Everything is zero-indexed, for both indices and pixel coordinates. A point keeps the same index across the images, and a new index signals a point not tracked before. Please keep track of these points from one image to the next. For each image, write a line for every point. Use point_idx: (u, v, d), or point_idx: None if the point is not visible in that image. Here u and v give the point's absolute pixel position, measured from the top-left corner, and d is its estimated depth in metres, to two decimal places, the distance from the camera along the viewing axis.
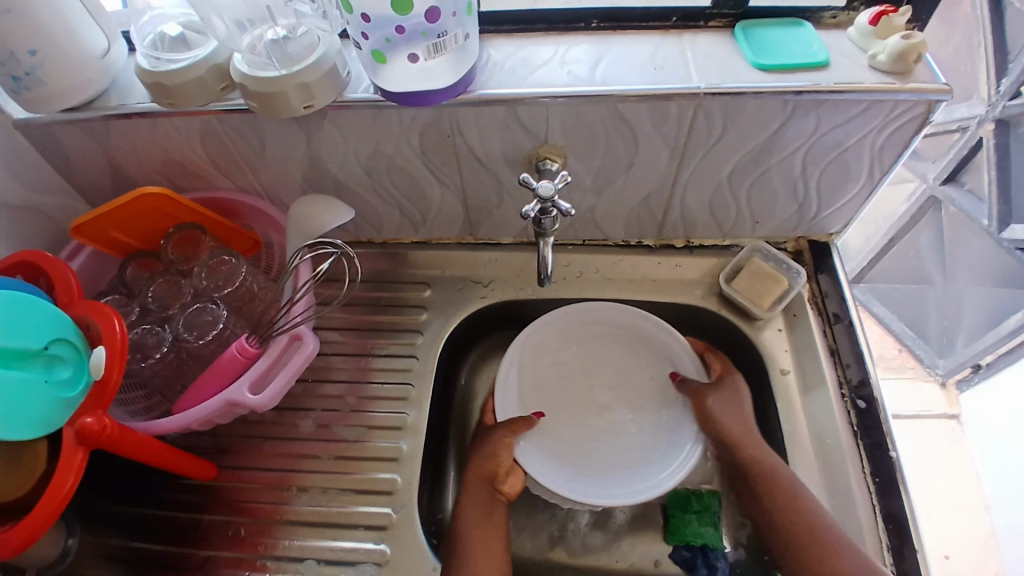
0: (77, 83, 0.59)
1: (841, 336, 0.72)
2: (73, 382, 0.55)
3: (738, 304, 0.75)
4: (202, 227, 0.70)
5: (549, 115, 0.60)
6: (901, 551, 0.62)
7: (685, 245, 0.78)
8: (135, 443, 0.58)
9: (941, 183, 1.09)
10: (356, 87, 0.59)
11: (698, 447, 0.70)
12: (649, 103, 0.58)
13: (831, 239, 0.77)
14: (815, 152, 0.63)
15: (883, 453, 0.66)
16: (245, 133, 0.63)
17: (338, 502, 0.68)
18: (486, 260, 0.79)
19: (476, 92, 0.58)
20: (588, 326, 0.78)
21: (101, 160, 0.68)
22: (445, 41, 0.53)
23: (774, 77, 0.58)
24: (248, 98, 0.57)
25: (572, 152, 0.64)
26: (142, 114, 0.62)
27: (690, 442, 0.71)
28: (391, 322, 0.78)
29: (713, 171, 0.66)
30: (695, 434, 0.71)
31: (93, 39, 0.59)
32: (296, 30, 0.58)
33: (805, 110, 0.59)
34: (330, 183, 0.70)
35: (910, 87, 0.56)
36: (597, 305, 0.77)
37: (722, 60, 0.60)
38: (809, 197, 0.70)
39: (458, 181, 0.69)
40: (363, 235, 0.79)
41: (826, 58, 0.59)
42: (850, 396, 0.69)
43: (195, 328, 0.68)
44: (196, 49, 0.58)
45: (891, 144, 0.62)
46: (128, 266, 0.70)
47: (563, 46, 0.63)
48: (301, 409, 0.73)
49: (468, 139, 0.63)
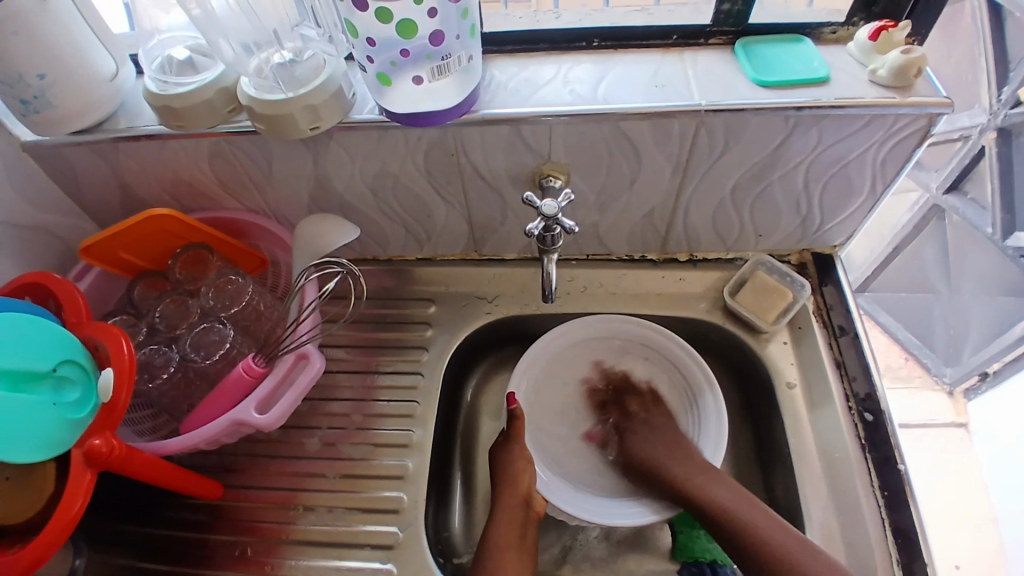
0: (83, 105, 0.60)
1: (847, 349, 0.72)
2: (80, 404, 0.55)
3: (743, 318, 0.75)
4: (210, 247, 0.71)
5: (552, 133, 0.60)
6: (911, 566, 0.61)
7: (689, 258, 0.78)
8: (143, 463, 0.58)
9: (943, 192, 1.09)
10: (361, 108, 0.60)
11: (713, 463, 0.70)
12: (651, 120, 0.59)
13: (834, 251, 0.77)
14: (817, 166, 0.64)
15: (891, 466, 0.66)
16: (251, 153, 0.64)
17: (344, 521, 0.68)
18: (491, 275, 0.80)
19: (480, 112, 0.59)
20: (597, 340, 0.78)
21: (109, 181, 0.69)
22: (450, 63, 0.54)
23: (775, 93, 0.58)
24: (255, 119, 0.58)
25: (575, 169, 0.65)
26: (150, 136, 0.62)
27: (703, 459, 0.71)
28: (396, 339, 0.78)
29: (716, 187, 0.67)
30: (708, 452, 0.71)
31: (101, 62, 0.60)
32: (302, 53, 0.59)
33: (807, 126, 0.59)
34: (335, 202, 0.71)
35: (911, 101, 0.57)
36: (615, 318, 0.77)
37: (723, 77, 0.61)
38: (813, 210, 0.70)
39: (462, 199, 0.70)
40: (368, 252, 0.80)
41: (827, 74, 0.59)
42: (857, 409, 0.69)
43: (202, 347, 0.68)
44: (203, 73, 0.59)
45: (893, 157, 0.62)
46: (136, 286, 0.71)
47: (566, 65, 0.64)
48: (307, 428, 0.73)
49: (472, 157, 0.63)
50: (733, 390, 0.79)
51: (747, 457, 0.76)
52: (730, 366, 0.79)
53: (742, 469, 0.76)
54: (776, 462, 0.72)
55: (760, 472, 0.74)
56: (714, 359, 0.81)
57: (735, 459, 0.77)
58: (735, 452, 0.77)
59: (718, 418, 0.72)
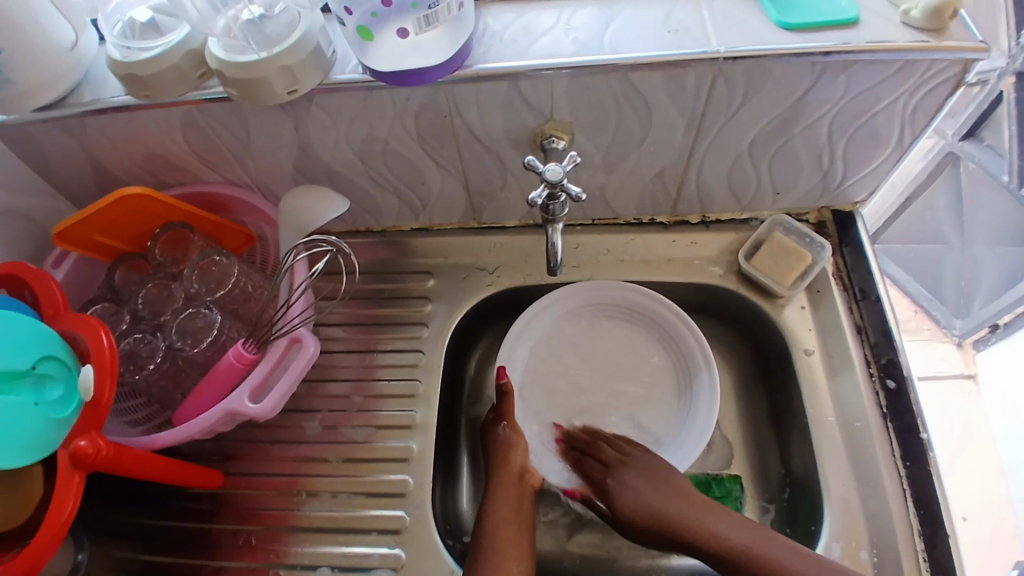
0: (48, 78, 0.55)
1: (868, 312, 0.69)
2: (64, 402, 0.52)
3: (757, 282, 0.71)
4: (190, 226, 0.66)
5: (554, 89, 0.55)
6: (934, 537, 0.59)
7: (701, 220, 0.74)
8: (133, 459, 0.55)
9: (960, 139, 1.03)
10: (342, 68, 0.55)
11: (709, 410, 0.68)
12: (664, 70, 0.53)
13: (855, 208, 0.73)
14: (842, 118, 0.59)
15: (913, 435, 0.63)
16: (228, 123, 0.59)
17: (349, 506, 0.66)
18: (491, 245, 0.76)
19: (473, 67, 0.53)
20: (574, 321, 0.75)
21: (81, 159, 0.64)
22: (437, 12, 0.49)
23: (800, 36, 0.53)
24: (226, 85, 0.53)
25: (580, 128, 0.60)
26: (118, 108, 0.57)
27: (702, 409, 0.68)
28: (394, 316, 0.74)
29: (732, 142, 0.62)
30: (709, 397, 0.68)
31: (60, 31, 0.54)
32: (274, 7, 0.52)
33: (835, 72, 0.54)
34: (322, 172, 0.66)
35: (946, 46, 0.52)
36: (584, 290, 0.73)
37: (741, 20, 0.55)
38: (835, 165, 0.65)
39: (458, 164, 0.65)
40: (360, 224, 0.75)
41: (857, 15, 0.53)
42: (878, 375, 0.66)
43: (187, 334, 0.65)
44: (169, 34, 0.53)
45: (924, 106, 0.58)
46: (116, 270, 0.66)
47: (567, 10, 0.57)
48: (306, 411, 0.70)
49: (468, 119, 0.58)
50: (743, 355, 0.76)
51: (761, 425, 0.73)
52: (744, 333, 0.75)
53: (757, 437, 0.73)
54: (793, 429, 0.69)
55: (775, 441, 0.72)
56: (727, 325, 0.77)
57: (750, 426, 0.74)
58: (751, 421, 0.74)
59: (708, 372, 0.69)
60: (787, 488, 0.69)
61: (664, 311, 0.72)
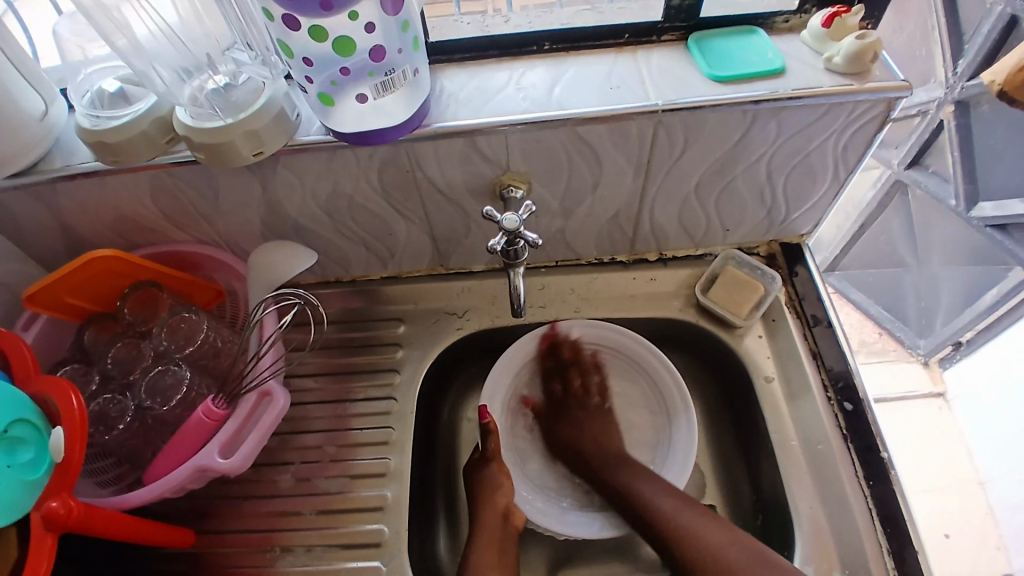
0: (19, 148, 0.56)
1: (822, 339, 0.72)
2: (35, 464, 0.52)
3: (715, 315, 0.74)
4: (159, 284, 0.68)
5: (508, 142, 0.58)
6: (902, 554, 0.61)
7: (658, 257, 0.77)
8: (106, 519, 0.55)
9: (905, 167, 1.08)
10: (307, 130, 0.58)
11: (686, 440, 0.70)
12: (609, 123, 0.57)
13: (802, 240, 0.77)
14: (780, 157, 0.63)
15: (873, 454, 0.65)
16: (197, 185, 0.61)
17: (325, 559, 0.66)
18: (458, 290, 0.78)
19: (431, 126, 0.56)
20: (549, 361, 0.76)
21: (51, 224, 0.65)
22: (394, 78, 0.52)
23: (731, 88, 0.57)
24: (194, 149, 0.55)
25: (535, 177, 0.63)
26: (87, 174, 0.59)
27: (679, 436, 0.71)
28: (366, 363, 0.75)
29: (681, 184, 0.65)
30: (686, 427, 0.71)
31: (29, 103, 0.57)
32: (237, 77, 0.56)
33: (766, 118, 0.58)
34: (290, 227, 0.68)
35: (868, 87, 0.56)
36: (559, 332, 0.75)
37: (678, 75, 0.59)
38: (778, 202, 0.69)
39: (422, 215, 0.67)
40: (330, 275, 0.77)
41: (782, 65, 0.58)
42: (836, 399, 0.69)
43: (157, 393, 0.66)
44: (137, 104, 0.56)
45: (854, 143, 0.62)
46: (86, 330, 0.67)
47: (519, 70, 0.62)
48: (278, 464, 0.70)
49: (428, 172, 0.61)
50: (706, 384, 0.79)
51: (731, 455, 0.75)
52: (708, 364, 0.78)
53: (729, 467, 0.75)
54: (760, 457, 0.71)
55: (745, 468, 0.73)
56: (690, 357, 0.80)
57: (720, 456, 0.77)
58: (719, 448, 0.77)
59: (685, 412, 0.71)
60: (758, 514, 0.70)
61: (637, 352, 0.74)
